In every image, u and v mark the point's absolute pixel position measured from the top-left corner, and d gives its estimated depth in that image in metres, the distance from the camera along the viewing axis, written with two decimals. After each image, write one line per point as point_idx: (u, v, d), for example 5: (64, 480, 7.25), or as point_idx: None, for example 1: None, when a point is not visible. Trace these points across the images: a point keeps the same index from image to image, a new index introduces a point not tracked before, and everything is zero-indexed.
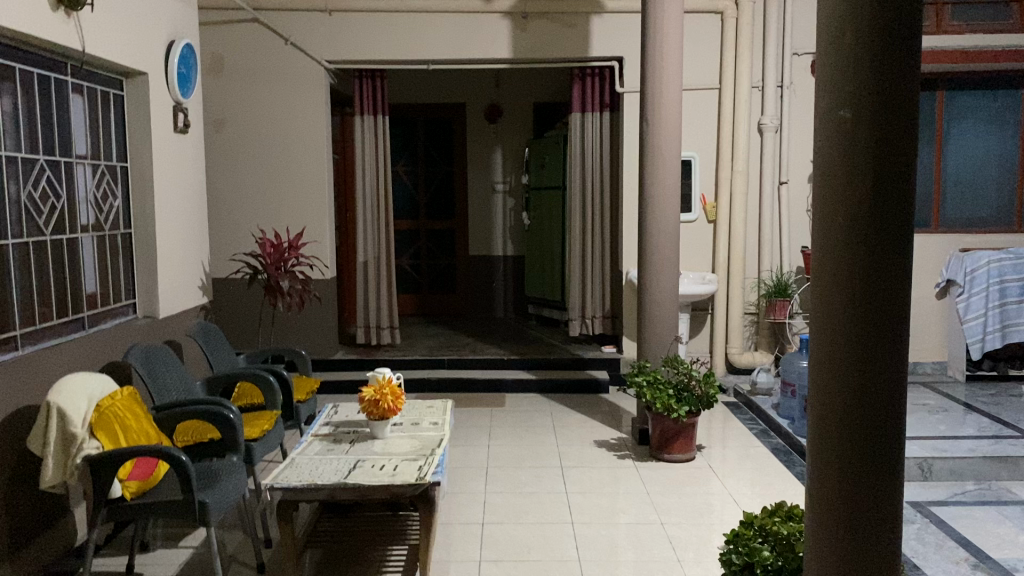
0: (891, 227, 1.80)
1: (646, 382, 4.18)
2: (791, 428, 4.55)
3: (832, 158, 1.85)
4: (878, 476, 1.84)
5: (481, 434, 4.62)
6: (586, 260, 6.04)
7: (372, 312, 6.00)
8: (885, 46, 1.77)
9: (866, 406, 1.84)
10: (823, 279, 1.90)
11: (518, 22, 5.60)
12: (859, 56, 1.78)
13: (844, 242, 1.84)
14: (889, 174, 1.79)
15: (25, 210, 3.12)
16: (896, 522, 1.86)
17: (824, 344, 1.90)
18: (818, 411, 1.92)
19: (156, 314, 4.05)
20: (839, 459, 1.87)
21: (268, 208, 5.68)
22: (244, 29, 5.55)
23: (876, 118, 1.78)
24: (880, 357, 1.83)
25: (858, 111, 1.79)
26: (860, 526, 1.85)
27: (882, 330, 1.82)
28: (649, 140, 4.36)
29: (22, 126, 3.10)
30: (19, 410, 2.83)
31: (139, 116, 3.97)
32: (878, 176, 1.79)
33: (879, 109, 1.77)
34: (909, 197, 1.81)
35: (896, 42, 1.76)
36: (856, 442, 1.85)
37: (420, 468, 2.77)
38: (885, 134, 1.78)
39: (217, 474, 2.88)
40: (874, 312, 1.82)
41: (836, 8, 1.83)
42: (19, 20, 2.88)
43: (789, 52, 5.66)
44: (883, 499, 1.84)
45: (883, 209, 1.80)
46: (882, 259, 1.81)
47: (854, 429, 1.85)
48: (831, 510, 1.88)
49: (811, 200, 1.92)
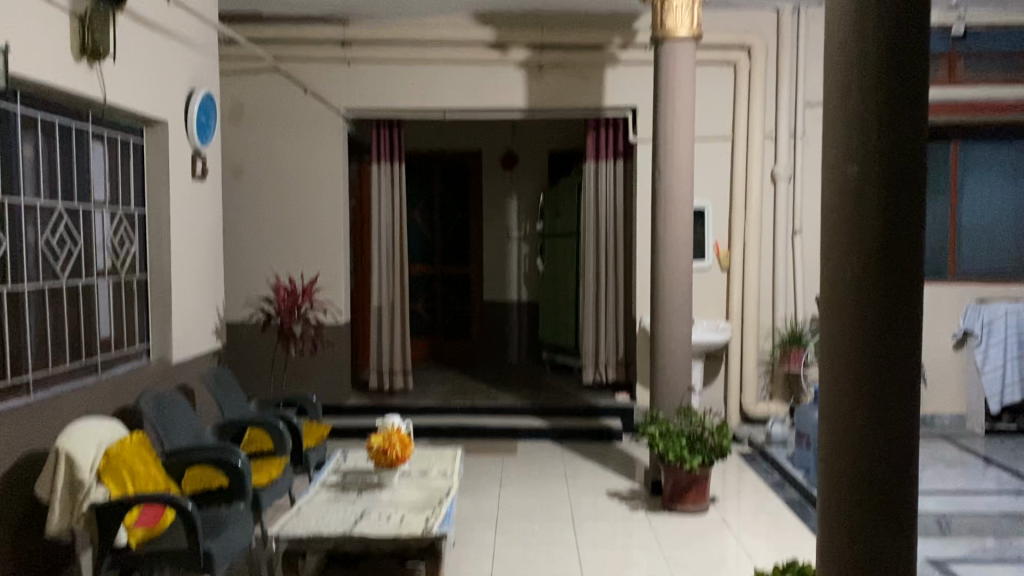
0: (900, 269, 1.94)
1: (659, 433, 4.14)
2: (806, 480, 4.48)
3: (841, 206, 2.00)
4: (892, 491, 1.96)
5: (492, 483, 4.57)
6: (599, 308, 6.03)
7: (385, 357, 5.99)
8: (892, 106, 1.92)
9: (879, 428, 1.96)
10: (833, 319, 2.03)
11: (533, 72, 5.68)
12: (870, 119, 1.93)
13: (856, 285, 1.97)
14: (898, 221, 1.93)
15: (43, 256, 3.16)
16: (910, 536, 1.98)
17: (833, 384, 2.03)
18: (830, 435, 2.04)
19: (169, 358, 4.07)
20: (852, 477, 1.98)
21: (283, 254, 5.73)
22: (264, 77, 5.66)
23: (883, 169, 1.93)
24: (890, 382, 1.96)
25: (866, 168, 1.95)
26: (877, 540, 1.96)
27: (892, 358, 1.95)
28: (662, 189, 4.37)
29: (43, 173, 3.16)
30: (28, 455, 2.84)
31: (158, 163, 4.04)
32: (886, 221, 1.94)
33: (886, 162, 1.93)
34: (917, 240, 1.95)
35: (901, 102, 1.92)
36: (871, 461, 1.96)
37: (427, 520, 2.74)
38: (891, 184, 1.93)
39: (224, 522, 2.87)
40: (885, 343, 1.95)
41: (844, 70, 1.97)
42: (43, 71, 2.96)
43: (802, 103, 5.70)
44: (889, 531, 1.96)
45: (891, 252, 1.94)
46: (892, 296, 1.94)
47: (862, 463, 1.97)
48: (846, 527, 1.99)
49: (822, 247, 2.06)
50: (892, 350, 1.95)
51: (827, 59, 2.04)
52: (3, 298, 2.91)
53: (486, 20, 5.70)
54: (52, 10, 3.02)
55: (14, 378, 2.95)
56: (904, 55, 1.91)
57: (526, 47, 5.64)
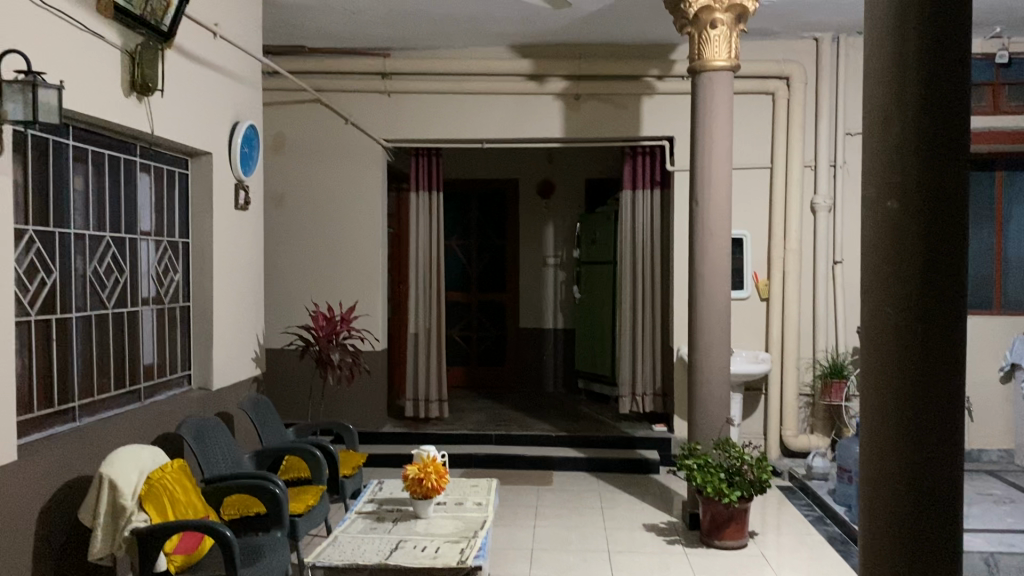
0: (939, 290, 1.91)
1: (697, 465, 4.09)
2: (848, 516, 4.39)
3: (881, 227, 1.99)
4: (933, 516, 1.92)
5: (528, 514, 4.55)
6: (636, 336, 6.01)
7: (421, 385, 6.01)
8: (931, 127, 1.90)
9: (920, 450, 1.93)
10: (874, 340, 2.02)
11: (571, 103, 5.72)
12: (908, 131, 1.92)
13: (894, 306, 1.96)
14: (938, 241, 1.91)
15: (90, 285, 3.23)
16: (955, 562, 1.92)
17: (877, 398, 2.01)
18: (871, 456, 2.02)
19: (209, 385, 4.12)
20: (892, 499, 1.96)
21: (323, 281, 5.80)
22: (306, 109, 5.77)
23: (920, 190, 1.91)
24: (930, 403, 1.92)
25: (905, 189, 1.93)
26: (918, 564, 1.92)
27: (932, 379, 1.92)
28: (699, 220, 4.36)
29: (92, 205, 3.25)
30: (73, 481, 2.89)
31: (202, 193, 4.12)
32: (924, 242, 1.91)
33: (924, 181, 1.91)
34: (958, 261, 1.91)
35: (941, 122, 1.90)
36: (910, 482, 1.94)
37: (462, 551, 2.74)
38: (930, 204, 1.91)
39: (261, 549, 2.89)
40: (923, 363, 1.93)
41: (885, 90, 1.97)
42: (95, 106, 3.05)
43: (842, 132, 5.65)
44: (937, 553, 1.91)
45: (929, 272, 1.91)
46: (930, 315, 1.92)
47: (907, 485, 1.94)
48: (886, 550, 1.97)
49: (864, 269, 2.06)
50: (935, 364, 1.92)
51: (870, 81, 2.04)
52: (52, 325, 2.98)
53: (524, 52, 5.77)
54: (105, 47, 3.12)
55: (60, 405, 3.02)
56: (942, 66, 1.89)
57: (564, 78, 5.69)
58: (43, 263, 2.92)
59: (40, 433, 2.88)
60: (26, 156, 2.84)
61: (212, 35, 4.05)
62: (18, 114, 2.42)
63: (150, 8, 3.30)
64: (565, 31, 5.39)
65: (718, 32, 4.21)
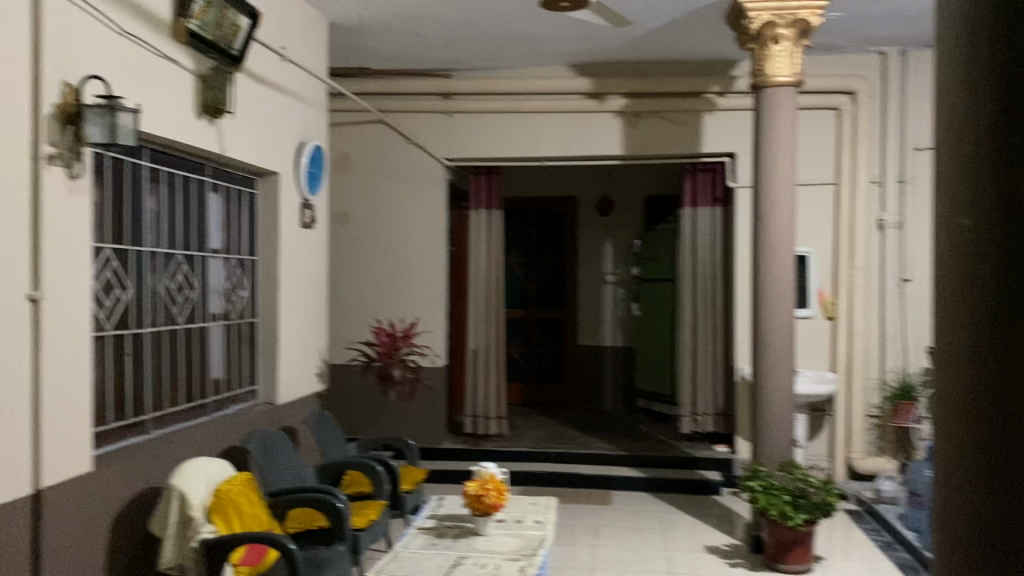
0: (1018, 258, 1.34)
1: (761, 487, 4.02)
2: (919, 542, 4.25)
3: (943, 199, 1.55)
4: None
5: (587, 533, 4.51)
6: (697, 355, 5.93)
7: (480, 402, 6.04)
8: (1003, 34, 1.36)
9: (1005, 487, 1.38)
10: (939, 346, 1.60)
11: (630, 120, 5.71)
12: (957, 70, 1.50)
13: (967, 290, 1.45)
14: (1013, 189, 1.34)
15: (163, 301, 3.34)
16: None
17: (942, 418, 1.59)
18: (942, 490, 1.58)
19: (275, 400, 4.20)
20: (967, 550, 1.47)
21: (384, 298, 5.88)
22: (368, 129, 5.87)
23: (988, 127, 1.38)
24: (1011, 422, 1.37)
25: (976, 128, 1.42)
26: None
27: (1010, 386, 1.37)
28: (763, 237, 4.29)
29: (164, 223, 3.35)
30: (144, 491, 2.98)
31: (269, 213, 4.22)
32: (998, 196, 1.36)
33: (990, 115, 1.38)
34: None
35: (1009, 24, 1.35)
36: (992, 532, 1.41)
37: (522, 569, 2.74)
38: (999, 144, 1.37)
39: (324, 563, 2.93)
40: (998, 366, 1.38)
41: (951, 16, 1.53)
42: (169, 129, 3.15)
43: (910, 147, 5.52)
44: None
45: (1007, 236, 1.35)
46: (1011, 296, 1.35)
47: (979, 533, 1.44)
48: None
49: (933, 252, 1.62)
50: (1011, 366, 1.36)
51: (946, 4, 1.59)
52: (125, 340, 3.08)
53: (583, 70, 5.79)
54: (178, 72, 3.23)
55: (133, 417, 3.12)
56: None
57: (624, 95, 5.68)
58: (117, 281, 3.02)
59: (113, 445, 2.98)
60: (103, 178, 2.94)
61: (279, 58, 4.16)
62: (99, 136, 2.51)
63: (223, 33, 3.40)
64: (625, 49, 5.39)
65: (781, 48, 4.17)
